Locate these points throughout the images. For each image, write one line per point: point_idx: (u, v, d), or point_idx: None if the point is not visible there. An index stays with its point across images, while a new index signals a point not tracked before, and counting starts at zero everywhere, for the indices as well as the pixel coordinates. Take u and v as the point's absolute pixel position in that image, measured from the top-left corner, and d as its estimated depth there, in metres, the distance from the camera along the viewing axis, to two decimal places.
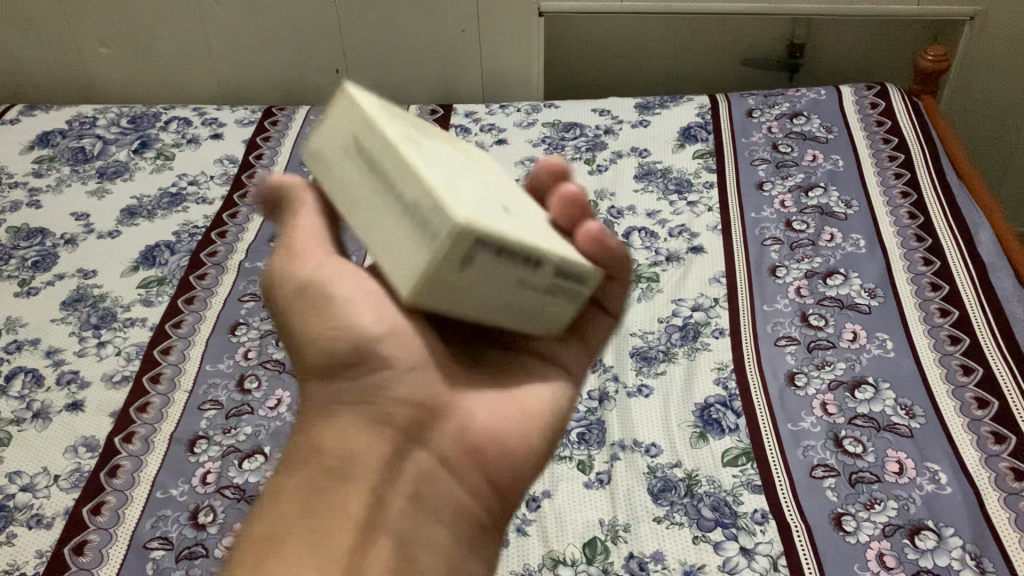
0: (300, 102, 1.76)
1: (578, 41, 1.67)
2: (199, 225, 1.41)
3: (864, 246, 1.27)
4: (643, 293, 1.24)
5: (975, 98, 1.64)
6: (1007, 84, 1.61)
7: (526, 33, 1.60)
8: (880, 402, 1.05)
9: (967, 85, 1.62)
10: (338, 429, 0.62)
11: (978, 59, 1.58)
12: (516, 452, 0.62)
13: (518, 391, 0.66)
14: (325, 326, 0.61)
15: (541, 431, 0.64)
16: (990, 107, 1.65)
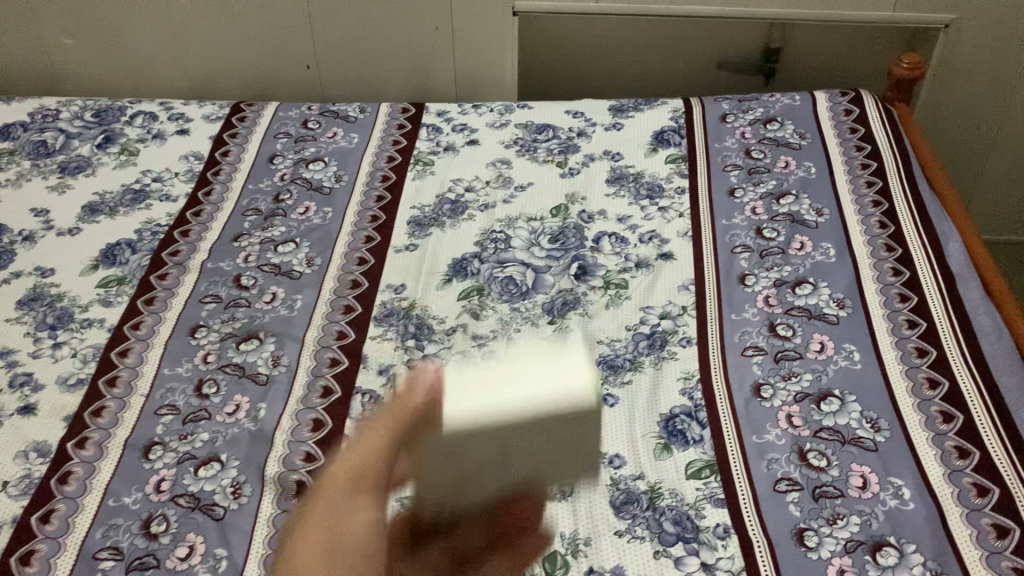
0: (269, 98, 1.73)
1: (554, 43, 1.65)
2: (161, 224, 1.38)
3: (834, 255, 1.26)
4: (611, 300, 1.22)
5: (950, 109, 1.64)
6: (981, 96, 1.61)
7: (500, 32, 1.59)
8: (846, 415, 1.05)
9: (941, 94, 1.61)
10: None
11: (952, 68, 1.58)
12: None
13: None
14: None
15: None
16: (965, 119, 1.65)
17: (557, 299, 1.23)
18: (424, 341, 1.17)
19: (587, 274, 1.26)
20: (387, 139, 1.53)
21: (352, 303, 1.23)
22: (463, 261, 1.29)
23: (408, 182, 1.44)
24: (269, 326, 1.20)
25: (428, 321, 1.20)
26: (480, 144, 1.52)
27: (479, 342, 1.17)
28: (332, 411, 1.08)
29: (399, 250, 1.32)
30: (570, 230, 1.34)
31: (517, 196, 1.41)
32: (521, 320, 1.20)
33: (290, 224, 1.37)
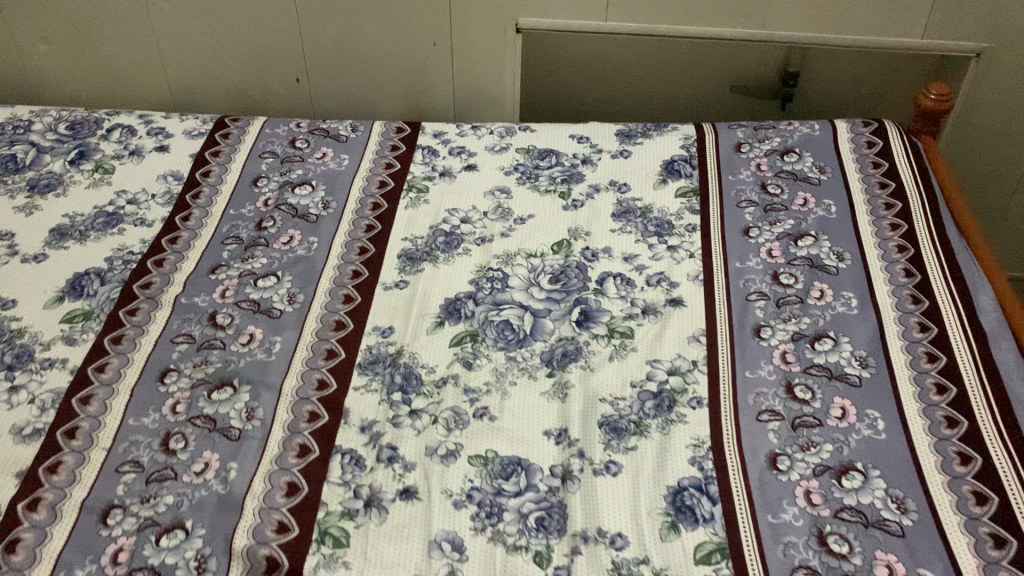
0: (255, 112, 1.63)
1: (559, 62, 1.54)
2: (135, 251, 1.28)
3: (856, 306, 1.17)
4: (615, 351, 1.12)
5: (978, 149, 1.55)
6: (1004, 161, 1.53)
7: (501, 51, 1.49)
8: (869, 493, 0.96)
9: (964, 123, 1.52)
10: None
11: (976, 96, 1.48)
12: None
13: None
14: None
15: None
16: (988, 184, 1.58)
17: (557, 348, 1.13)
18: (411, 393, 1.08)
19: (590, 321, 1.17)
20: (380, 162, 1.44)
21: (336, 348, 1.14)
22: (456, 302, 1.20)
23: (401, 211, 1.35)
24: (244, 371, 1.11)
25: (416, 370, 1.11)
26: (479, 170, 1.42)
27: (471, 397, 1.07)
28: (309, 474, 0.99)
29: (388, 288, 1.23)
30: (572, 269, 1.24)
31: (516, 229, 1.31)
32: (517, 373, 1.10)
33: (273, 254, 1.28)
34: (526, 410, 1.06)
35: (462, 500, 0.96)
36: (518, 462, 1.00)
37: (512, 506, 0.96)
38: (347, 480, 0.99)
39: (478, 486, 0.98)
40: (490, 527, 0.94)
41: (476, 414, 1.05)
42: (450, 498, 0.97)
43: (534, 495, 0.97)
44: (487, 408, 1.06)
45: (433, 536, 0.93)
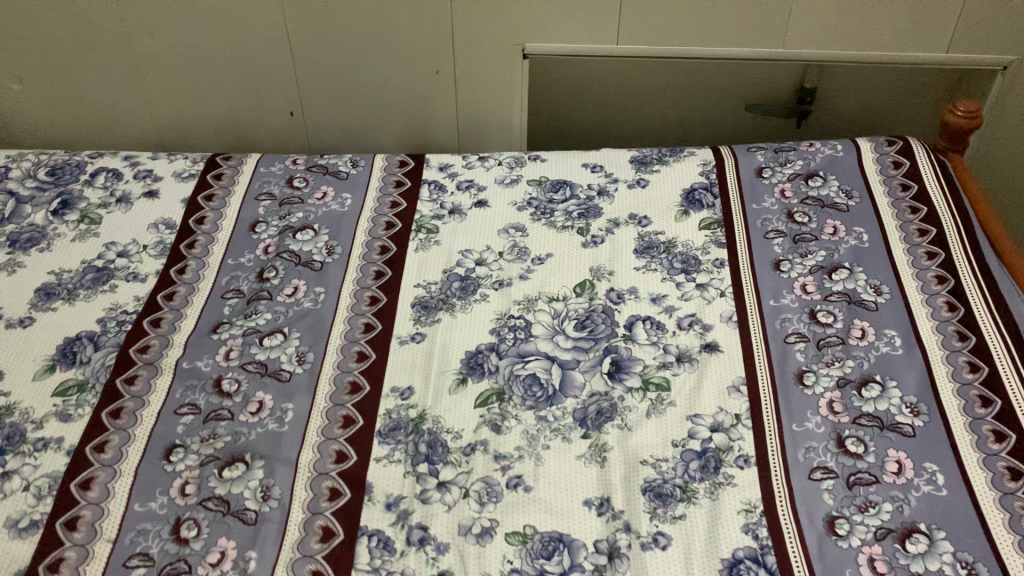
0: (249, 149, 1.55)
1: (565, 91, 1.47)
2: (128, 311, 1.20)
3: (900, 345, 1.11)
4: (652, 406, 1.06)
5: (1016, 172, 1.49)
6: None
7: (508, 77, 1.43)
8: (937, 558, 0.90)
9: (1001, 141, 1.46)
10: None
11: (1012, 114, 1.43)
12: None
13: None
14: None
15: None
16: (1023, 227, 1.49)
17: (590, 405, 1.06)
18: (438, 463, 1.01)
19: (622, 372, 1.10)
20: (384, 200, 1.36)
21: (352, 413, 1.06)
22: (478, 355, 1.13)
23: (411, 255, 1.27)
24: (256, 444, 1.03)
25: (441, 437, 1.04)
26: (489, 206, 1.35)
27: (503, 465, 1.00)
28: (335, 560, 0.92)
29: (404, 342, 1.15)
30: (598, 314, 1.18)
31: (534, 270, 1.24)
32: (550, 434, 1.03)
33: (277, 308, 1.20)
34: (564, 477, 0.99)
35: None
36: (560, 538, 0.93)
37: None
38: (377, 567, 0.91)
39: (519, 567, 0.91)
40: None
41: (509, 485, 0.98)
42: None
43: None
44: (521, 477, 0.99)
45: None
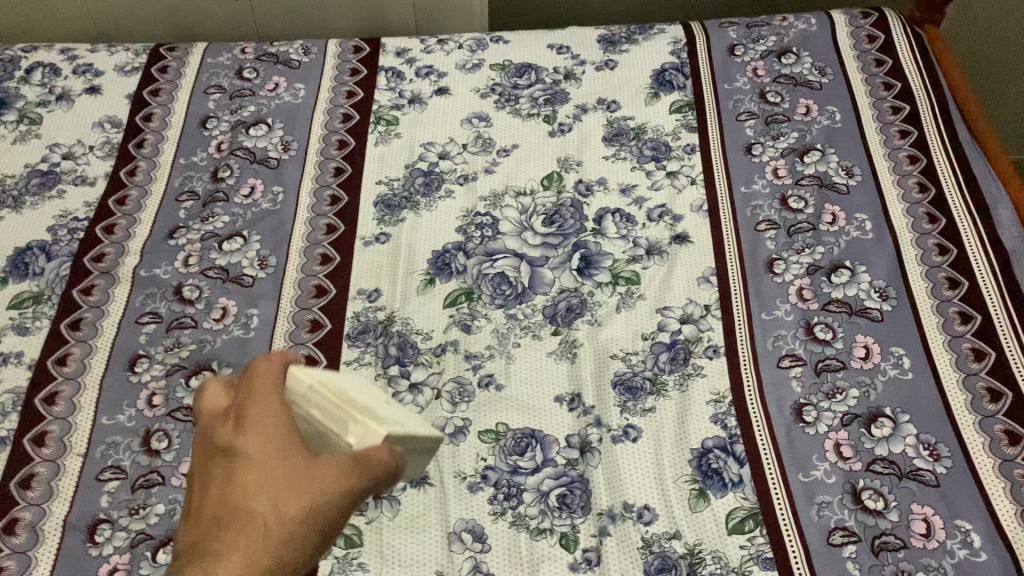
0: (195, 36, 1.46)
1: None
2: (79, 217, 1.15)
3: (870, 229, 1.10)
4: (623, 300, 1.05)
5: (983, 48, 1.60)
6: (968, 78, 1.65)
7: None
8: (900, 441, 0.92)
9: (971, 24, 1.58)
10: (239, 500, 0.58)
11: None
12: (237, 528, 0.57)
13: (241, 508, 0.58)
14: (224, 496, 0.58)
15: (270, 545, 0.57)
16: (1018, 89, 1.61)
17: (560, 302, 1.05)
18: (409, 365, 1.00)
19: (591, 267, 1.09)
20: (341, 90, 1.30)
21: (320, 318, 1.04)
22: (445, 254, 1.11)
23: (371, 149, 1.23)
24: (222, 353, 1.02)
25: (411, 338, 1.03)
26: (451, 94, 1.30)
27: (474, 364, 1.00)
28: None
29: (368, 243, 1.12)
30: (566, 208, 1.15)
31: (500, 163, 1.21)
32: (520, 333, 1.03)
33: (235, 210, 1.16)
34: (535, 374, 0.99)
35: (477, 483, 0.90)
36: (532, 434, 0.94)
37: (531, 485, 0.90)
38: None
39: (493, 465, 0.92)
40: (511, 510, 0.89)
41: (481, 384, 0.98)
42: (465, 482, 0.91)
43: (553, 470, 0.91)
44: (493, 376, 0.99)
45: (451, 528, 0.87)
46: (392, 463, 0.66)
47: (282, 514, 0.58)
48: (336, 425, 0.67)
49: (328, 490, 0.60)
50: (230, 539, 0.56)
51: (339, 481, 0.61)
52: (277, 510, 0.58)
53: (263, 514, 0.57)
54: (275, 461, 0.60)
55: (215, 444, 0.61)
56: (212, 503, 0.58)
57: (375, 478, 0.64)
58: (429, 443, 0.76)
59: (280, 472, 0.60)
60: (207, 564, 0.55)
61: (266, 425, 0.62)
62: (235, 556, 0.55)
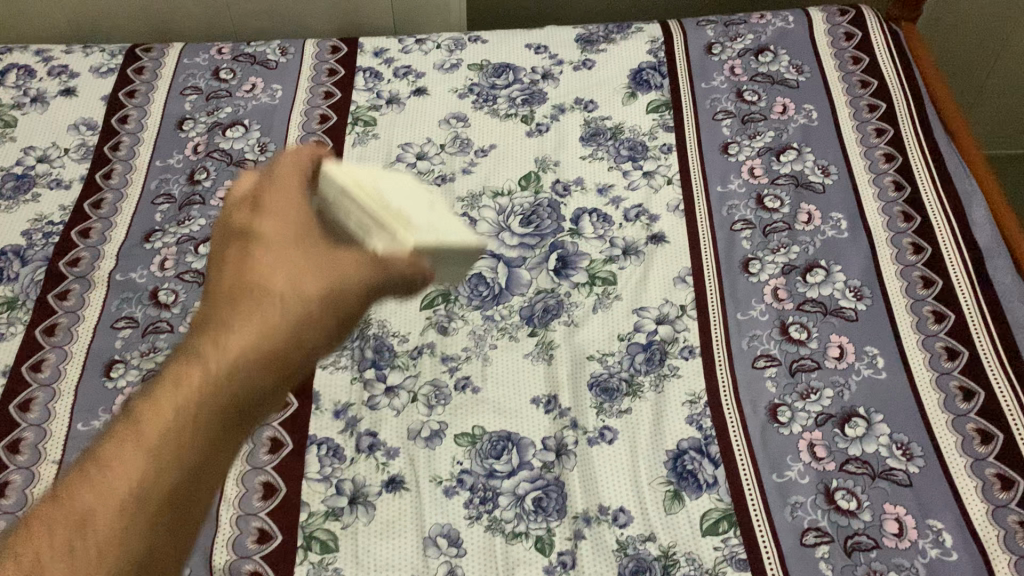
0: (171, 37, 1.46)
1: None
2: (54, 221, 1.15)
3: (846, 228, 1.11)
4: (599, 301, 1.05)
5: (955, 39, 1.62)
6: (954, 68, 1.67)
7: None
8: (874, 441, 0.92)
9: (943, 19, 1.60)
10: (257, 278, 0.62)
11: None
12: (257, 300, 0.61)
13: (257, 275, 0.62)
14: (241, 279, 0.62)
15: (287, 312, 0.61)
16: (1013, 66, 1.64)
17: (537, 303, 1.06)
18: (385, 368, 1.00)
19: (568, 268, 1.09)
20: (318, 90, 1.29)
21: None
22: None
23: (348, 150, 1.22)
24: None
25: (388, 341, 1.03)
26: (429, 94, 1.29)
27: (450, 367, 1.00)
28: (284, 472, 0.92)
29: None
30: (543, 209, 1.15)
31: (478, 163, 1.21)
32: (497, 334, 1.03)
33: (211, 212, 1.15)
34: (511, 376, 0.99)
35: (453, 487, 0.91)
36: (508, 437, 0.94)
37: (506, 489, 0.91)
38: (327, 475, 0.92)
39: (468, 468, 0.92)
40: (486, 514, 0.89)
41: (457, 387, 0.98)
42: (441, 486, 0.91)
43: (529, 473, 0.92)
44: (469, 378, 0.99)
45: (427, 532, 0.88)
46: (411, 271, 0.68)
47: (300, 290, 0.62)
48: (363, 227, 0.70)
49: (340, 278, 0.64)
50: (246, 308, 0.60)
51: (356, 270, 0.65)
52: (286, 302, 0.61)
53: (272, 302, 0.61)
54: (291, 247, 0.65)
55: (230, 248, 0.65)
56: (227, 287, 0.62)
57: (392, 285, 0.67)
58: (467, 253, 0.74)
59: (286, 278, 0.63)
60: (219, 333, 0.58)
61: (281, 216, 0.67)
62: (245, 329, 0.59)
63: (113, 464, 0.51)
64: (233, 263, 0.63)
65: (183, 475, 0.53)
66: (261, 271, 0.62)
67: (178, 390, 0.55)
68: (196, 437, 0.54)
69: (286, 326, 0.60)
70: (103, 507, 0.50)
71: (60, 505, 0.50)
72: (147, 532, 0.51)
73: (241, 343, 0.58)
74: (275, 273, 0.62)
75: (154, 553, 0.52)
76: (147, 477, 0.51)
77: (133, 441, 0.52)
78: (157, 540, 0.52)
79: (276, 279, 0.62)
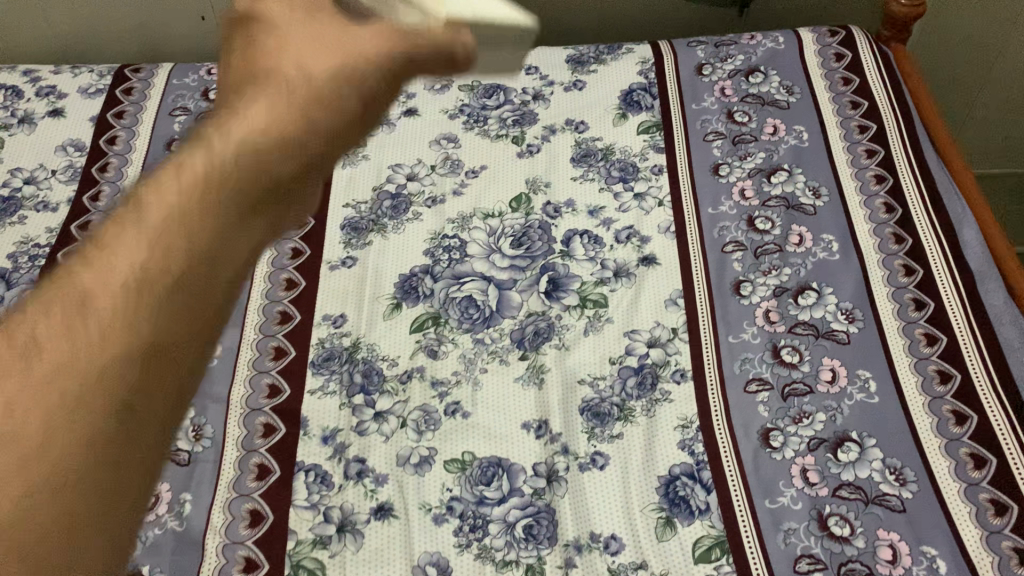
0: (160, 57, 1.45)
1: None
2: (41, 243, 1.14)
3: (837, 250, 1.10)
4: (590, 324, 1.05)
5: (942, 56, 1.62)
6: (943, 86, 1.68)
7: None
8: (867, 466, 0.92)
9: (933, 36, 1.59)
10: (268, 78, 0.55)
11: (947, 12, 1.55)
12: (267, 96, 0.54)
13: (267, 75, 0.56)
14: (251, 78, 0.56)
15: (296, 109, 0.54)
16: (1001, 85, 1.64)
17: (527, 326, 1.05)
18: (374, 393, 0.99)
19: (559, 290, 1.08)
20: None
21: (284, 345, 1.03)
22: (412, 278, 1.10)
23: (338, 171, 1.22)
24: None
25: (377, 365, 1.02)
26: (420, 115, 1.29)
27: (440, 392, 0.99)
28: (272, 499, 0.91)
29: (335, 268, 1.11)
30: (534, 230, 1.15)
31: (469, 184, 1.20)
32: (487, 358, 1.02)
33: None
34: (501, 401, 0.99)
35: (442, 515, 0.90)
36: (498, 463, 0.93)
37: (496, 516, 0.90)
38: (315, 502, 0.91)
39: (458, 495, 0.91)
40: (476, 542, 0.88)
41: (447, 412, 0.97)
42: (430, 514, 0.90)
43: (519, 500, 0.91)
44: (459, 403, 0.98)
45: (415, 561, 0.86)
46: (447, 40, 0.57)
47: (307, 82, 0.55)
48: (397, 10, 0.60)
49: (351, 70, 0.57)
50: (258, 102, 0.54)
51: (374, 53, 0.57)
52: (291, 93, 0.54)
53: (274, 94, 0.54)
54: (304, 45, 0.58)
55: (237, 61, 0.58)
56: (235, 87, 0.56)
57: (425, 56, 0.58)
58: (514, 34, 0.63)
59: (289, 79, 0.55)
60: (221, 123, 0.52)
61: (287, 15, 0.59)
62: (251, 115, 0.52)
63: (114, 246, 0.46)
64: (243, 68, 0.57)
65: (190, 259, 0.46)
66: (270, 69, 0.56)
67: (171, 175, 0.48)
68: (200, 220, 0.47)
69: (289, 116, 0.54)
70: (105, 284, 0.45)
71: (58, 290, 0.45)
72: (156, 315, 0.45)
73: (242, 128, 0.51)
74: (286, 72, 0.56)
75: (177, 336, 0.46)
76: (147, 261, 0.45)
77: (128, 236, 0.46)
78: (173, 329, 0.45)
79: (285, 75, 0.55)
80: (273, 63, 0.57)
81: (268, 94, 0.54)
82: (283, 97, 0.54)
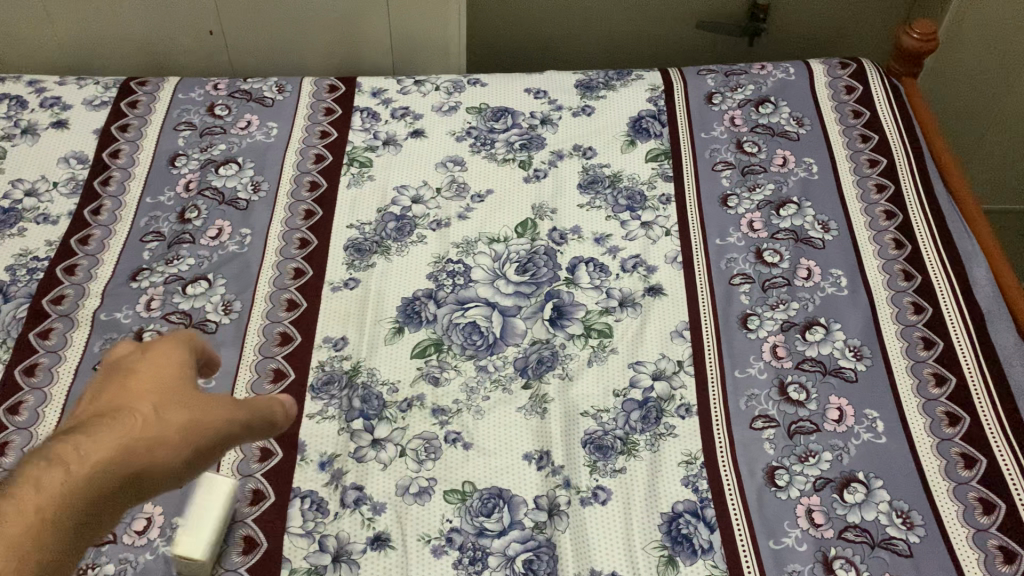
0: (166, 71, 1.45)
1: (520, 9, 1.54)
2: (38, 257, 1.12)
3: (845, 285, 1.09)
4: (594, 354, 1.03)
5: (955, 95, 1.63)
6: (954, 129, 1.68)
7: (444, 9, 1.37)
8: (873, 508, 0.90)
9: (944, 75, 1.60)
10: (127, 412, 0.61)
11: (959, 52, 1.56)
12: (132, 420, 0.61)
13: (137, 380, 0.64)
14: (120, 391, 0.63)
15: (154, 442, 0.61)
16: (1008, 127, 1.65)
17: (531, 354, 1.03)
18: (373, 419, 0.97)
19: (564, 318, 1.07)
20: (314, 129, 1.28)
21: (283, 367, 1.02)
22: (415, 302, 1.08)
23: (343, 191, 1.21)
24: None
25: (377, 390, 1.00)
26: (426, 136, 1.28)
27: (441, 420, 0.98)
28: (266, 526, 0.89)
29: (337, 289, 1.10)
30: (539, 256, 1.13)
31: (474, 208, 1.19)
32: (489, 386, 1.01)
33: (200, 252, 1.13)
34: (502, 431, 0.97)
35: (441, 546, 0.88)
36: (499, 494, 0.92)
37: (496, 548, 0.88)
38: (311, 530, 0.89)
39: (458, 527, 0.89)
40: None
41: (447, 440, 0.96)
42: (429, 545, 0.88)
43: (520, 534, 0.89)
44: (460, 432, 0.97)
45: None
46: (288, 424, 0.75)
47: (164, 418, 0.62)
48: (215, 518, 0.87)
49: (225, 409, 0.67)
50: (112, 428, 0.60)
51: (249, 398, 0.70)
52: (159, 402, 0.63)
53: (117, 435, 0.59)
54: (169, 377, 0.65)
55: (94, 390, 0.63)
56: (96, 403, 0.62)
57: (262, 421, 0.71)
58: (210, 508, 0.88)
59: (163, 387, 0.64)
60: (79, 441, 0.58)
61: (169, 355, 0.66)
62: (109, 439, 0.59)
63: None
64: (110, 382, 0.64)
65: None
66: (135, 396, 0.62)
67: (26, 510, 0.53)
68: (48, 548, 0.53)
69: (152, 431, 0.61)
70: None
71: None
72: None
73: (101, 461, 0.57)
74: (145, 411, 0.62)
75: None
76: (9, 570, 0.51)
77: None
78: None
79: (145, 407, 0.62)
80: (149, 379, 0.64)
81: (117, 427, 0.60)
82: (138, 431, 0.60)
